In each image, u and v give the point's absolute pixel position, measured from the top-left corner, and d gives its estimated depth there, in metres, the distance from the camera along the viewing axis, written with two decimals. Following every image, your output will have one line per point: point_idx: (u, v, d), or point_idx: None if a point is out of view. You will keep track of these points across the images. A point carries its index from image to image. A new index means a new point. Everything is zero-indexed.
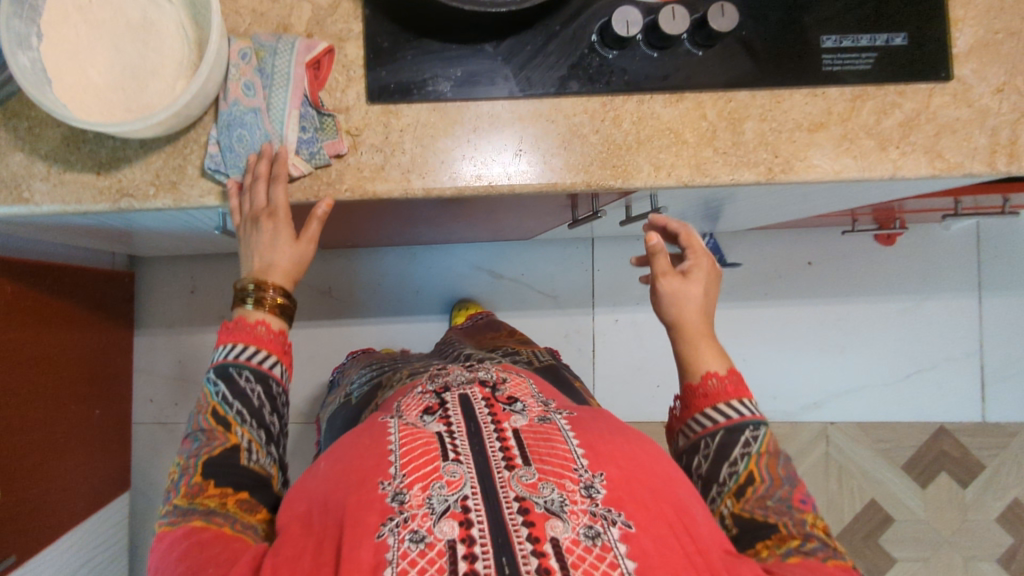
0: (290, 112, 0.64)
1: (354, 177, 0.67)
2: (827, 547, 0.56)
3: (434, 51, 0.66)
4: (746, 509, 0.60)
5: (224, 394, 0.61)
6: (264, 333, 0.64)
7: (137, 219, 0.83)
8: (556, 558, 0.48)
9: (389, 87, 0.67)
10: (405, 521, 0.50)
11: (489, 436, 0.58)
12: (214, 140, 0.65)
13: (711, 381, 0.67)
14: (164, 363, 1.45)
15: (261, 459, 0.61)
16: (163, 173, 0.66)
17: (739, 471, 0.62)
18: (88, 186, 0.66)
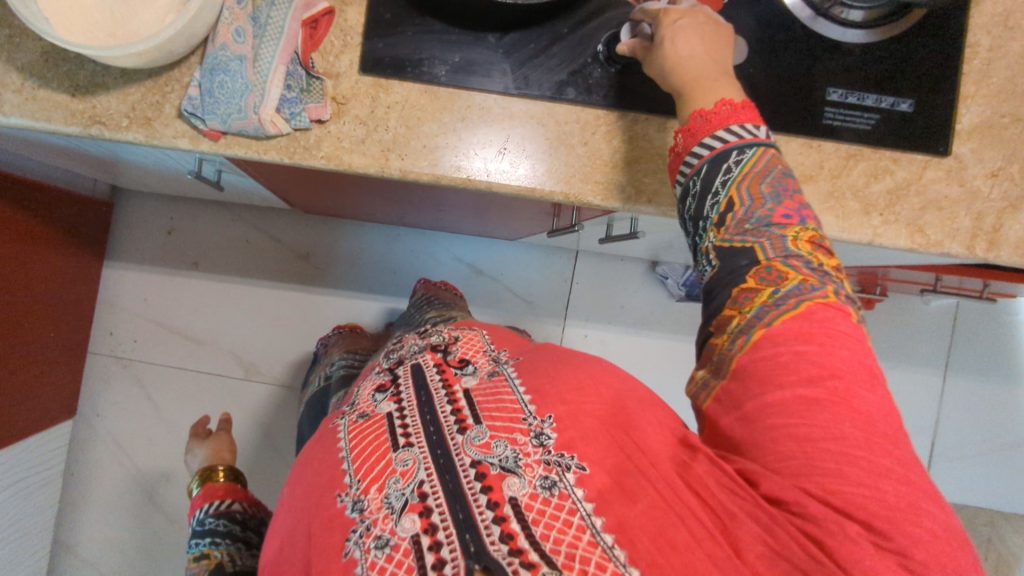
0: (275, 65, 0.62)
1: (332, 145, 0.65)
2: (809, 270, 0.52)
3: (436, 31, 0.66)
4: (726, 240, 0.55)
5: (191, 540, 0.77)
6: (212, 491, 0.87)
7: (111, 149, 0.80)
8: (517, 518, 0.49)
9: (384, 60, 0.66)
10: (368, 529, 0.50)
11: (440, 402, 0.58)
12: (196, 82, 0.63)
13: (700, 117, 0.58)
14: (128, 299, 1.43)
15: (241, 562, 0.74)
16: (138, 108, 0.65)
17: (721, 201, 0.56)
18: (60, 106, 0.64)
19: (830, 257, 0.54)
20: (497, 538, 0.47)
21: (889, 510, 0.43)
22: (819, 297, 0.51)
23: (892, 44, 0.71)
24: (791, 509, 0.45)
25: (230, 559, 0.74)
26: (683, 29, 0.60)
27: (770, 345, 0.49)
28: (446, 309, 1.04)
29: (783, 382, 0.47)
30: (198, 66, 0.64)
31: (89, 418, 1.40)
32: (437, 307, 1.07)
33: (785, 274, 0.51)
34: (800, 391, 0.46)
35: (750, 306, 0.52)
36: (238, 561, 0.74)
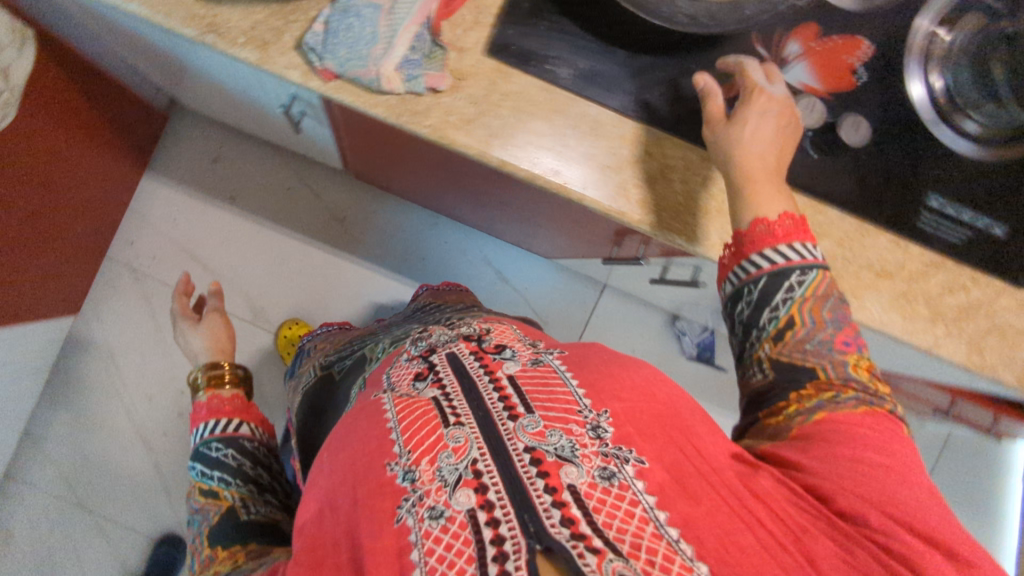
0: (408, 23, 0.62)
1: (439, 117, 0.64)
2: (865, 390, 0.56)
3: (569, 34, 0.66)
4: (783, 354, 0.58)
5: (202, 469, 0.86)
6: (215, 403, 0.95)
7: (204, 60, 0.79)
8: (576, 503, 0.46)
9: (512, 48, 0.65)
10: (421, 499, 0.49)
11: (487, 389, 0.57)
12: (323, 19, 0.62)
13: (761, 227, 0.59)
14: (157, 214, 1.40)
15: (251, 505, 0.82)
16: (255, 30, 0.64)
17: (779, 317, 0.58)
18: (182, 6, 0.63)
19: (882, 381, 0.58)
20: (557, 520, 0.45)
21: (965, 544, 0.48)
22: (878, 408, 0.55)
23: (1001, 167, 0.71)
24: (866, 525, 0.48)
25: (243, 504, 0.82)
26: (755, 119, 0.61)
27: (833, 424, 0.53)
28: (462, 311, 1.01)
29: (857, 448, 0.51)
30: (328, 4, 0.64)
31: (88, 320, 1.36)
32: (453, 308, 1.04)
33: (845, 386, 0.55)
34: (869, 453, 0.51)
35: (810, 409, 0.55)
36: (249, 504, 0.82)
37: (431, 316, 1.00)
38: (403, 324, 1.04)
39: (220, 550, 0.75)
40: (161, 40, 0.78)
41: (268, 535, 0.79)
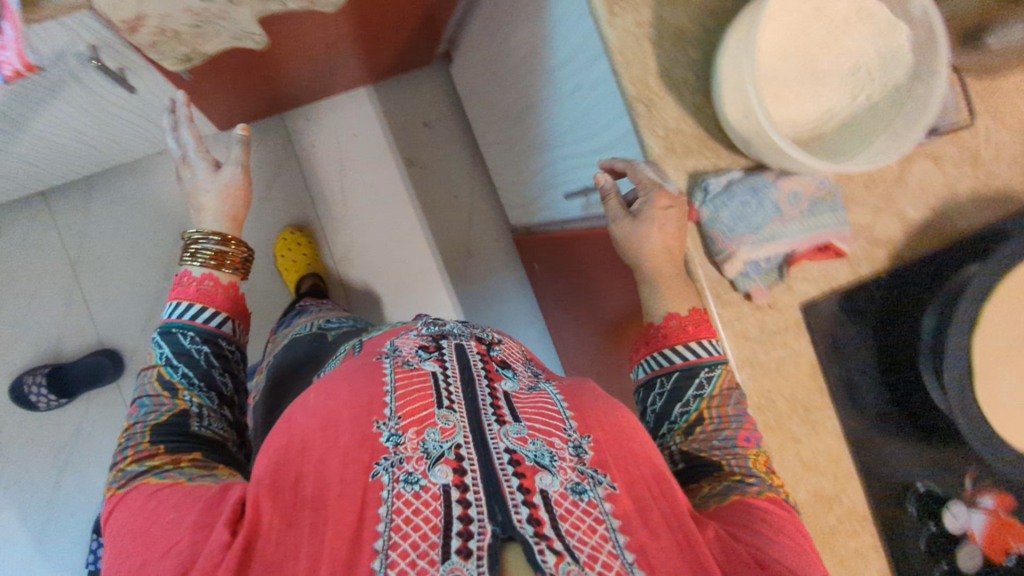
0: (781, 243, 0.64)
1: (731, 312, 0.68)
2: (763, 482, 0.60)
3: (867, 348, 0.69)
4: (692, 447, 0.63)
5: (169, 356, 0.69)
6: (207, 287, 0.73)
7: (594, 96, 0.74)
8: (545, 507, 0.48)
9: (824, 323, 0.68)
10: (399, 463, 0.50)
11: (482, 389, 0.58)
12: (730, 178, 0.65)
13: (673, 322, 0.66)
14: (350, 119, 1.27)
15: (208, 423, 0.67)
16: (675, 134, 0.66)
17: (690, 413, 0.64)
18: (645, 69, 0.65)
19: (778, 477, 0.63)
20: (523, 517, 0.46)
21: None
22: (777, 495, 0.59)
23: None
24: None
25: (200, 416, 0.67)
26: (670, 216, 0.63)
27: (746, 508, 0.56)
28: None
29: (768, 533, 0.53)
30: (741, 170, 0.66)
31: None
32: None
33: (745, 473, 0.60)
34: (783, 539, 0.53)
35: (721, 494, 0.58)
36: (204, 418, 0.67)
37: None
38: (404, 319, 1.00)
39: (163, 450, 0.61)
40: (584, 51, 0.72)
41: (215, 452, 0.66)
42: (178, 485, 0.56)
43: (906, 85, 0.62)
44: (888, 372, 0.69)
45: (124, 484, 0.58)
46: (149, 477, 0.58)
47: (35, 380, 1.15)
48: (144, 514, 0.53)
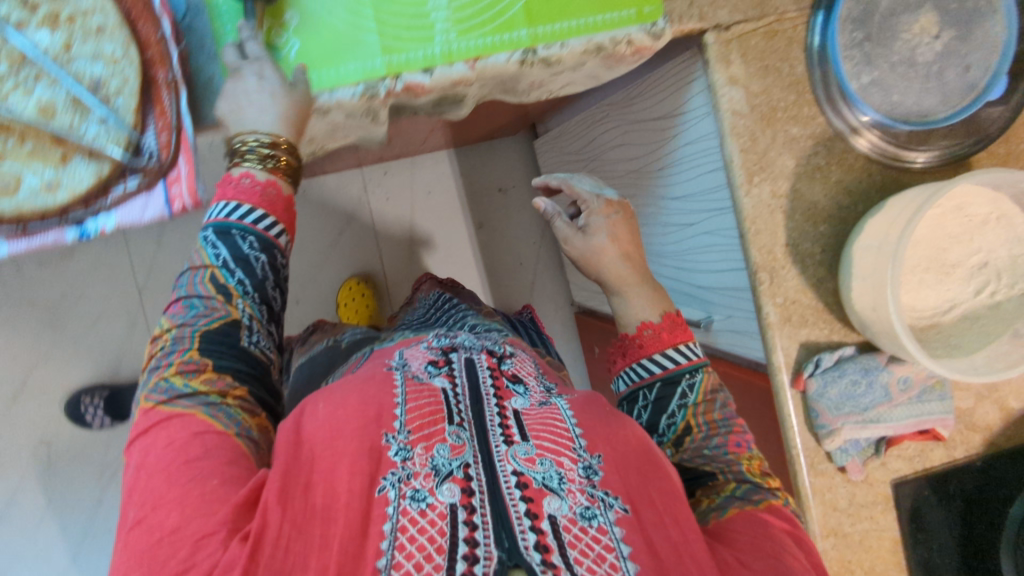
0: (885, 426, 0.65)
1: (824, 481, 0.68)
2: (757, 487, 0.60)
3: (952, 532, 0.70)
4: (686, 459, 0.63)
5: (225, 260, 0.57)
6: (272, 194, 0.59)
7: (713, 239, 0.74)
8: (552, 535, 0.46)
9: (915, 503, 0.70)
10: (407, 478, 0.48)
11: (491, 408, 0.56)
12: (841, 354, 0.66)
13: (648, 331, 0.69)
14: (428, 177, 1.28)
15: (257, 339, 0.58)
16: (793, 304, 0.67)
17: (677, 424, 0.65)
18: (774, 238, 0.66)
19: (773, 479, 0.62)
20: (530, 545, 0.45)
21: None
22: (774, 502, 0.58)
23: None
24: None
25: (249, 329, 0.58)
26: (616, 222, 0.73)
27: (739, 522, 0.55)
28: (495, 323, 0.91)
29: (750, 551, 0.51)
30: (853, 346, 0.67)
31: None
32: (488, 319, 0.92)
33: (741, 481, 0.60)
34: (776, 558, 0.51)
35: (721, 508, 0.58)
36: (253, 334, 0.58)
37: (449, 316, 0.91)
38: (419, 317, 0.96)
39: (211, 367, 0.54)
40: (712, 198, 0.72)
41: (258, 385, 0.58)
42: (225, 436, 0.51)
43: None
44: (968, 557, 0.71)
45: (173, 401, 0.52)
46: (195, 410, 0.52)
47: (93, 400, 1.18)
48: (181, 464, 0.48)
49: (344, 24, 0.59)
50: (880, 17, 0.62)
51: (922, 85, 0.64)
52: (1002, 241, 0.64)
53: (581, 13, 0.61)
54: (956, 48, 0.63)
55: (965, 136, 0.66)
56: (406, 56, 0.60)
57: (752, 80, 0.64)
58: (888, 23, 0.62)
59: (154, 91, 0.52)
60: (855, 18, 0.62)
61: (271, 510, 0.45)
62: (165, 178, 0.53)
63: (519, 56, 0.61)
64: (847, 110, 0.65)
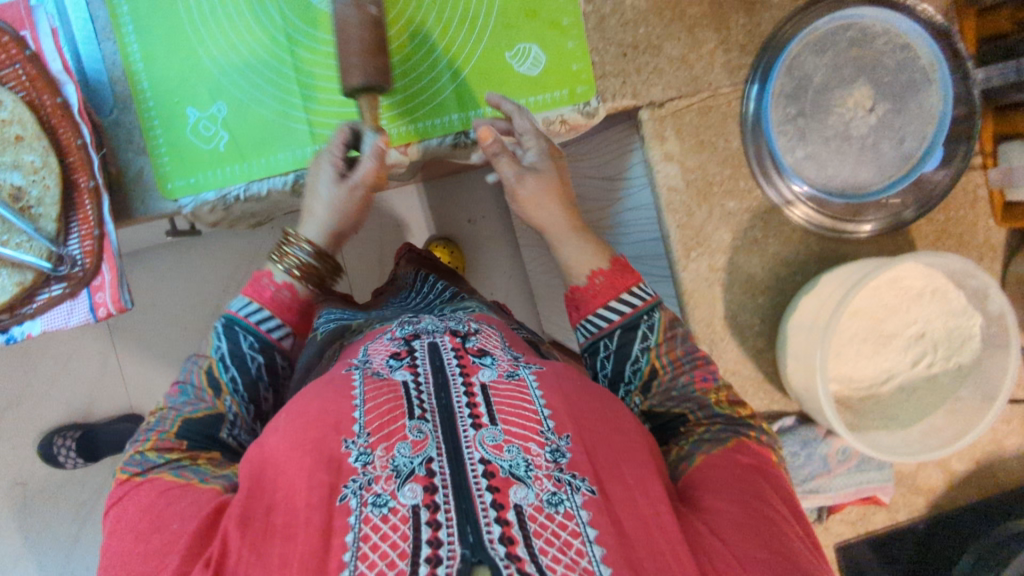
0: (826, 495, 0.68)
1: None
2: (729, 427, 0.50)
3: None
4: (656, 405, 0.53)
5: (223, 354, 0.54)
6: (282, 297, 0.57)
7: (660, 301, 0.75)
8: (520, 531, 0.36)
9: (854, 563, 0.74)
10: (368, 484, 0.38)
11: (457, 389, 0.44)
12: (785, 427, 0.69)
13: (599, 279, 0.57)
14: (396, 214, 1.28)
15: (239, 436, 0.53)
16: (733, 374, 0.67)
17: (642, 369, 0.54)
18: (713, 311, 0.66)
19: (744, 405, 0.54)
20: (495, 538, 0.35)
21: None
22: (747, 445, 0.49)
23: None
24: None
25: (232, 423, 0.53)
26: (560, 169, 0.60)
27: (704, 468, 0.47)
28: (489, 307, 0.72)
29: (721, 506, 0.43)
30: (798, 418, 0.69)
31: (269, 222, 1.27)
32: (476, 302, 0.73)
33: (704, 419, 0.51)
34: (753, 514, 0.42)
35: (689, 454, 0.49)
36: (238, 431, 0.53)
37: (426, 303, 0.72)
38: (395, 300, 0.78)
39: (185, 448, 0.49)
40: (656, 262, 0.73)
41: None
42: (190, 486, 0.45)
43: (969, 364, 0.66)
44: None
45: (145, 473, 0.47)
46: (161, 473, 0.46)
47: (64, 441, 1.08)
48: (150, 519, 0.43)
49: (273, 113, 0.59)
50: (814, 93, 0.63)
51: (856, 158, 0.64)
52: (938, 314, 0.65)
53: (514, 94, 0.61)
54: (890, 121, 0.64)
55: (908, 203, 0.66)
56: None
57: (687, 155, 0.65)
58: (822, 98, 0.63)
59: (77, 197, 0.52)
60: (787, 93, 0.63)
61: (229, 539, 0.39)
62: (89, 285, 0.53)
63: (451, 140, 0.61)
64: (782, 182, 0.65)
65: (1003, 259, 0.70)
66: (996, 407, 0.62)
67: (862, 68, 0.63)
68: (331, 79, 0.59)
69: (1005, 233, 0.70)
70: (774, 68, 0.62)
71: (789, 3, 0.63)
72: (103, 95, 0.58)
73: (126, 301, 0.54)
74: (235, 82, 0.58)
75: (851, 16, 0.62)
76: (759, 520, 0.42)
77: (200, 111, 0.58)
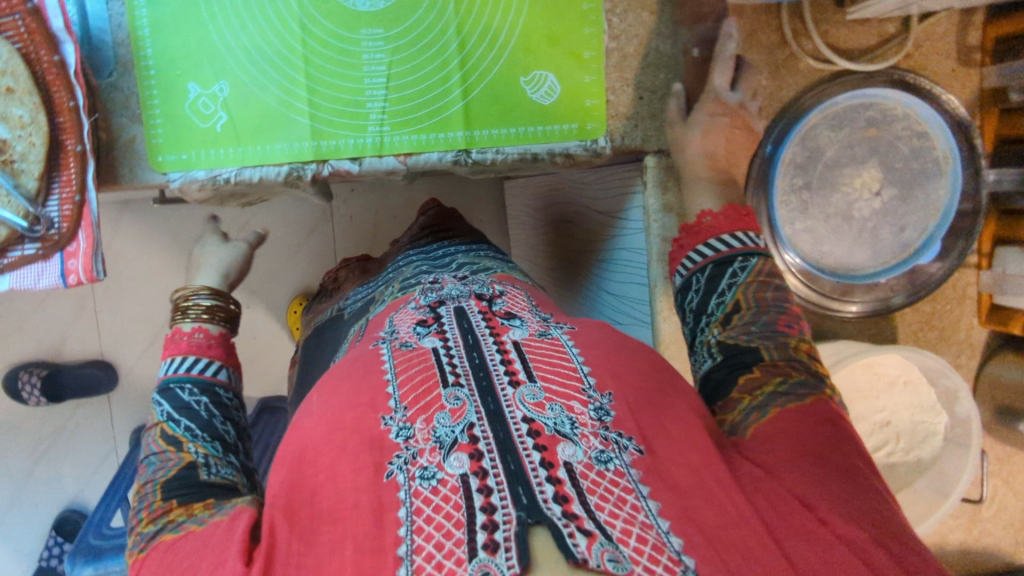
0: None
1: None
2: (808, 375, 0.48)
3: None
4: (731, 337, 0.51)
5: (169, 413, 0.54)
6: (200, 339, 0.61)
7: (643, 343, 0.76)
8: (576, 490, 0.36)
9: None
10: (413, 458, 0.38)
11: (490, 350, 0.44)
12: None
13: (708, 218, 0.57)
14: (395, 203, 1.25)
15: (221, 470, 0.51)
16: None
17: (727, 301, 0.53)
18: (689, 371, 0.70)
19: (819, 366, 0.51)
20: (549, 498, 0.35)
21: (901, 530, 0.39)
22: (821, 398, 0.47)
23: None
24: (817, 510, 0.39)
25: (208, 463, 0.51)
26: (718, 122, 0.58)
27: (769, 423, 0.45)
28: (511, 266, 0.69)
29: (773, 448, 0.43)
30: None
31: None
32: (491, 255, 0.70)
33: (789, 374, 0.48)
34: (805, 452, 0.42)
35: (762, 407, 0.46)
36: (218, 466, 0.51)
37: (439, 254, 0.69)
38: (409, 249, 0.74)
39: (178, 504, 0.46)
40: (641, 307, 0.74)
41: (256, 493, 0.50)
42: (195, 530, 0.42)
43: (928, 459, 0.69)
44: None
45: (149, 544, 0.44)
46: (165, 534, 0.43)
47: (30, 377, 1.04)
48: (164, 561, 0.41)
49: (275, 101, 0.57)
50: (823, 166, 0.62)
51: (853, 241, 0.64)
52: (906, 406, 0.68)
53: (521, 121, 0.59)
54: (895, 207, 0.63)
55: (897, 289, 0.66)
56: (336, 142, 0.59)
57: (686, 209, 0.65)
58: (830, 174, 0.62)
59: (61, 159, 0.51)
60: (797, 163, 0.62)
61: (277, 531, 0.38)
62: (62, 250, 0.52)
63: (452, 156, 0.60)
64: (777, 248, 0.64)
65: (979, 360, 0.74)
66: (949, 505, 0.66)
67: (874, 150, 0.62)
68: (338, 78, 0.58)
69: (988, 334, 0.74)
70: (790, 132, 0.61)
71: (815, 71, 0.62)
72: (105, 55, 0.56)
73: (98, 272, 0.53)
74: (241, 63, 0.57)
75: (873, 95, 0.62)
76: (821, 466, 0.41)
77: (202, 88, 0.57)
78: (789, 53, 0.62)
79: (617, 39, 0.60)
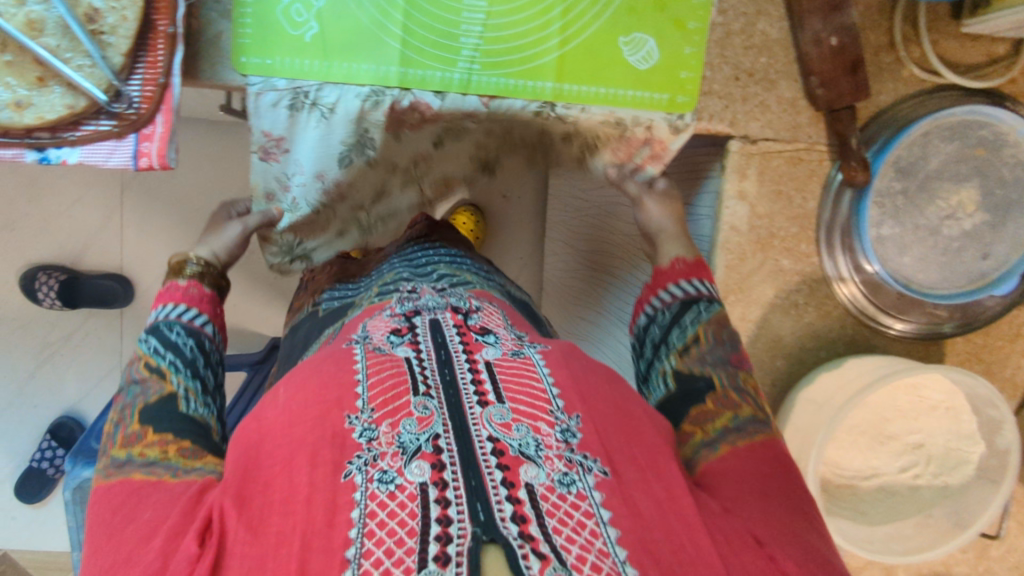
0: None
1: None
2: (756, 414, 0.49)
3: None
4: (688, 366, 0.52)
5: (155, 347, 0.50)
6: (195, 293, 0.55)
7: None
8: (531, 511, 0.35)
9: None
10: (373, 461, 0.36)
11: (461, 367, 0.43)
12: None
13: (680, 265, 0.59)
14: None
15: (200, 411, 0.48)
16: None
17: (687, 334, 0.54)
18: None
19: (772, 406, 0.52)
20: (507, 517, 0.34)
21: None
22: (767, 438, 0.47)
23: None
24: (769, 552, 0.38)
25: (188, 400, 0.48)
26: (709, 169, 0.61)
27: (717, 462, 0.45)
28: (491, 283, 0.69)
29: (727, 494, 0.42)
30: None
31: None
32: (473, 269, 0.70)
33: (740, 406, 0.49)
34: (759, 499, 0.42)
35: (712, 441, 0.47)
36: (197, 406, 0.48)
37: (422, 261, 0.68)
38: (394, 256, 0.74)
39: (153, 433, 0.44)
40: None
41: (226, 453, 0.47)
42: (164, 482, 0.41)
43: (956, 486, 0.67)
44: None
45: (115, 472, 0.43)
46: (134, 473, 0.42)
47: (48, 279, 1.03)
48: (125, 516, 0.39)
49: (369, 18, 0.55)
50: (923, 176, 0.61)
51: (937, 257, 0.62)
52: (943, 430, 0.66)
53: (613, 81, 0.58)
54: (983, 233, 0.62)
55: (950, 318, 0.66)
56: (424, 73, 0.57)
57: (761, 201, 0.64)
58: (928, 184, 0.61)
59: (151, 39, 0.50)
60: (900, 166, 0.61)
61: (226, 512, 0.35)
62: (137, 131, 0.51)
63: (536, 106, 0.59)
64: (858, 257, 0.64)
65: None
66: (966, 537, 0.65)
67: (978, 169, 0.60)
68: (437, 5, 0.56)
69: None
70: (894, 140, 0.59)
71: (917, 81, 0.61)
72: None
73: (170, 159, 0.52)
74: None
75: (990, 114, 0.59)
76: (772, 511, 0.41)
77: None
78: (895, 58, 0.61)
79: (724, 14, 0.59)
